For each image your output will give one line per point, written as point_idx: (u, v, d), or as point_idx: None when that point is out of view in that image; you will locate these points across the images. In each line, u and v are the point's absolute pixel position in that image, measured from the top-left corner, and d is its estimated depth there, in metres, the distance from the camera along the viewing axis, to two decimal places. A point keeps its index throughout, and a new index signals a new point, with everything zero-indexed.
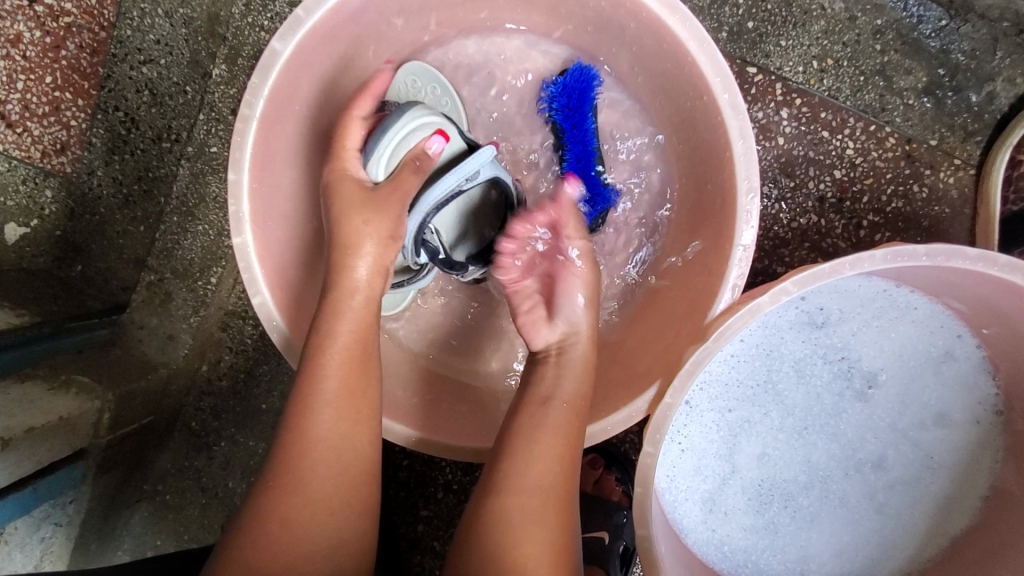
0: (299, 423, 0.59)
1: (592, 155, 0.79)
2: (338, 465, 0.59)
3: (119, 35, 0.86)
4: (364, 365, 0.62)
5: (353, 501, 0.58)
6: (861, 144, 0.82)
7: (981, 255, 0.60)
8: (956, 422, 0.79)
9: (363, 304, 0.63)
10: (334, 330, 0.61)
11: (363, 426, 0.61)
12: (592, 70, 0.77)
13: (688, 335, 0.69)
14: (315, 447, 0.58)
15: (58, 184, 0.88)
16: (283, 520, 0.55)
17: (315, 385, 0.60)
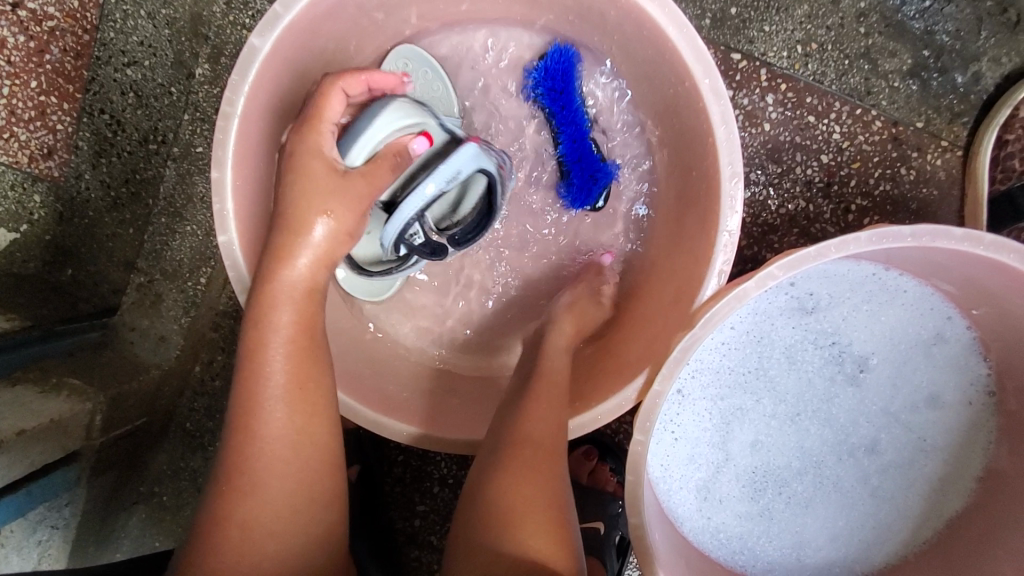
0: (250, 426, 0.57)
1: (585, 133, 0.80)
2: (294, 462, 0.57)
3: (103, 38, 0.86)
4: (312, 356, 0.59)
5: (318, 495, 0.59)
6: (847, 128, 0.82)
7: (967, 235, 0.60)
8: (948, 403, 0.79)
9: (308, 296, 0.60)
10: (272, 321, 0.58)
11: (316, 420, 0.59)
12: (570, 50, 0.77)
13: (677, 323, 0.69)
14: (270, 448, 0.57)
15: (46, 188, 0.86)
16: (245, 523, 0.55)
17: (262, 382, 0.57)
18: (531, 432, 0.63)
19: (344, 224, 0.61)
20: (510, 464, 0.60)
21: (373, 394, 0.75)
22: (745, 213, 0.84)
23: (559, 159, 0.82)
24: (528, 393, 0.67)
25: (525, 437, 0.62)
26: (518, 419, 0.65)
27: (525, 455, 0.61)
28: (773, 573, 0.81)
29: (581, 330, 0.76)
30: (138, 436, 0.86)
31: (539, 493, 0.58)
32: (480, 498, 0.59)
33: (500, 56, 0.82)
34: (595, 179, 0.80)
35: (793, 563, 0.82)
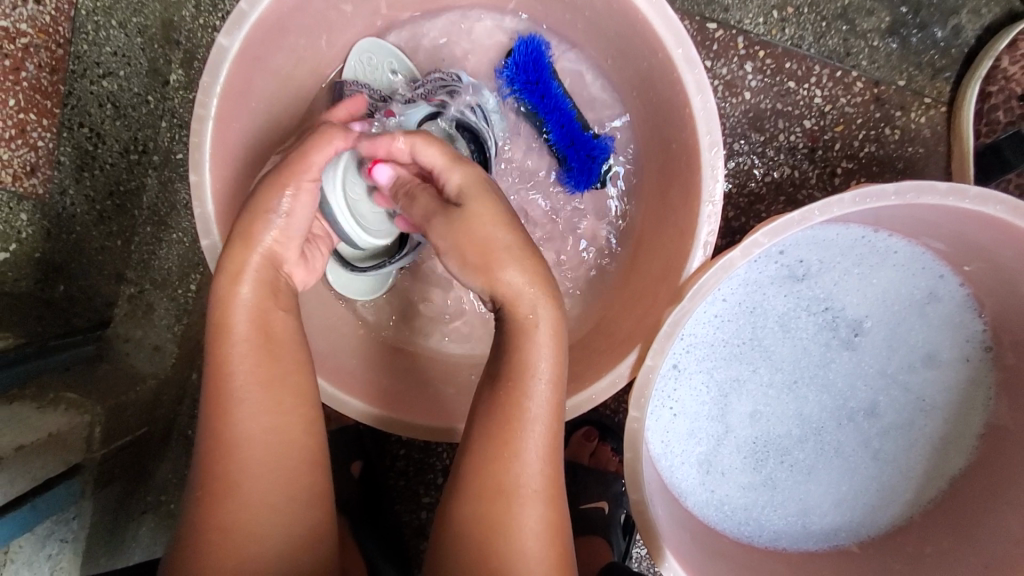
0: (221, 429, 0.58)
1: (572, 116, 0.76)
2: (269, 464, 0.58)
3: (76, 50, 0.82)
4: (273, 353, 0.60)
5: (297, 491, 0.59)
6: (829, 91, 0.81)
7: (952, 189, 0.60)
8: (945, 361, 0.78)
9: (254, 290, 0.59)
10: (226, 325, 0.58)
11: (286, 416, 0.60)
12: (536, 39, 0.76)
13: (666, 297, 0.69)
14: (243, 449, 0.58)
15: (32, 206, 0.80)
16: (226, 526, 0.56)
17: (227, 383, 0.58)
18: (512, 482, 0.57)
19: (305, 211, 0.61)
20: (495, 521, 0.57)
21: (360, 383, 0.77)
22: (731, 183, 0.83)
23: (552, 148, 0.79)
24: (505, 430, 0.57)
25: (506, 489, 0.57)
26: (499, 464, 0.57)
27: (512, 509, 0.57)
28: (780, 543, 0.81)
29: (487, 239, 0.56)
30: (140, 446, 0.86)
31: (529, 546, 0.56)
32: (472, 539, 0.57)
33: (473, 41, 0.81)
34: (593, 158, 0.77)
35: (799, 531, 0.81)
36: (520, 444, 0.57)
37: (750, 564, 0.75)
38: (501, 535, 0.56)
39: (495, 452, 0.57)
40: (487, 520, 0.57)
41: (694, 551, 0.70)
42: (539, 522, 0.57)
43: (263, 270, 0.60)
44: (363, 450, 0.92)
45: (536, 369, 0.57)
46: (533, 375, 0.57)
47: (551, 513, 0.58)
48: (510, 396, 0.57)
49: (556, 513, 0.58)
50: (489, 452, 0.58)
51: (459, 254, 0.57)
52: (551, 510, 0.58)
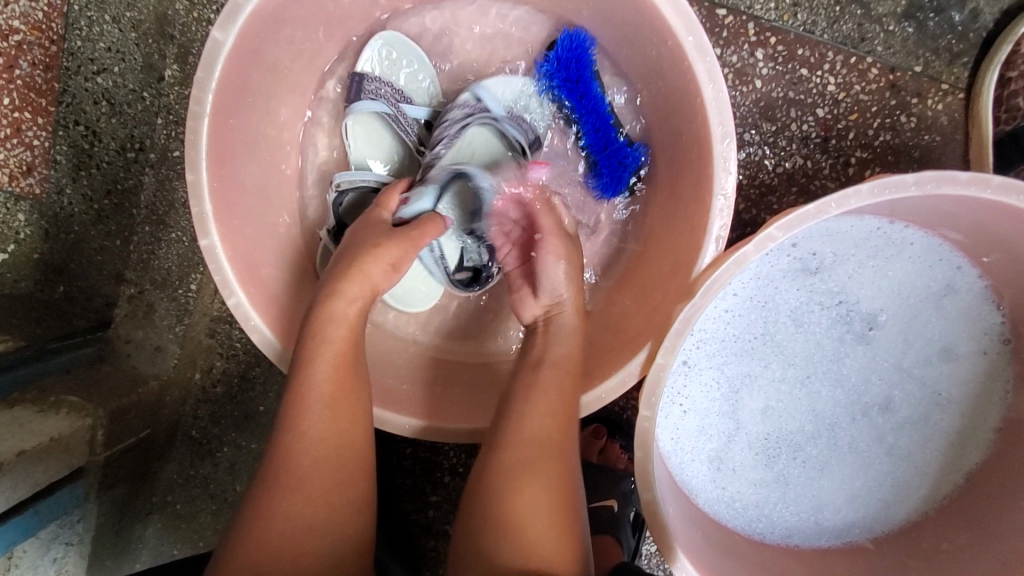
0: (296, 425, 0.58)
1: (607, 120, 0.76)
2: (331, 462, 0.58)
3: (70, 47, 0.83)
4: (353, 372, 0.61)
5: (352, 496, 0.58)
6: (842, 78, 0.79)
7: (973, 178, 0.58)
8: (962, 354, 0.77)
9: (356, 312, 0.62)
10: (327, 329, 0.61)
11: (355, 424, 0.60)
12: (582, 33, 0.73)
13: (676, 293, 0.67)
14: (311, 447, 0.57)
15: (30, 206, 0.83)
16: (286, 517, 0.55)
17: (300, 384, 0.59)
18: (537, 429, 0.60)
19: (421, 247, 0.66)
20: (523, 465, 0.59)
21: (380, 391, 0.75)
22: (742, 174, 0.81)
23: (585, 150, 0.79)
24: (537, 384, 0.63)
25: (534, 437, 0.60)
26: (530, 408, 0.61)
27: (537, 452, 0.59)
28: (793, 540, 0.79)
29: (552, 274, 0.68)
30: (145, 447, 0.86)
31: (550, 489, 0.58)
32: (485, 489, 0.59)
33: (476, 32, 0.80)
34: (624, 165, 0.76)
35: (812, 527, 0.80)
36: (542, 399, 0.62)
37: (762, 561, 0.74)
38: (524, 476, 0.58)
39: (526, 400, 0.62)
40: (512, 461, 0.59)
41: (707, 550, 0.69)
42: (559, 468, 0.60)
43: (362, 297, 0.62)
44: None
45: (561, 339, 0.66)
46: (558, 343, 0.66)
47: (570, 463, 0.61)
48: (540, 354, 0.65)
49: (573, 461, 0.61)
50: (520, 404, 0.62)
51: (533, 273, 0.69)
52: (557, 465, 0.60)
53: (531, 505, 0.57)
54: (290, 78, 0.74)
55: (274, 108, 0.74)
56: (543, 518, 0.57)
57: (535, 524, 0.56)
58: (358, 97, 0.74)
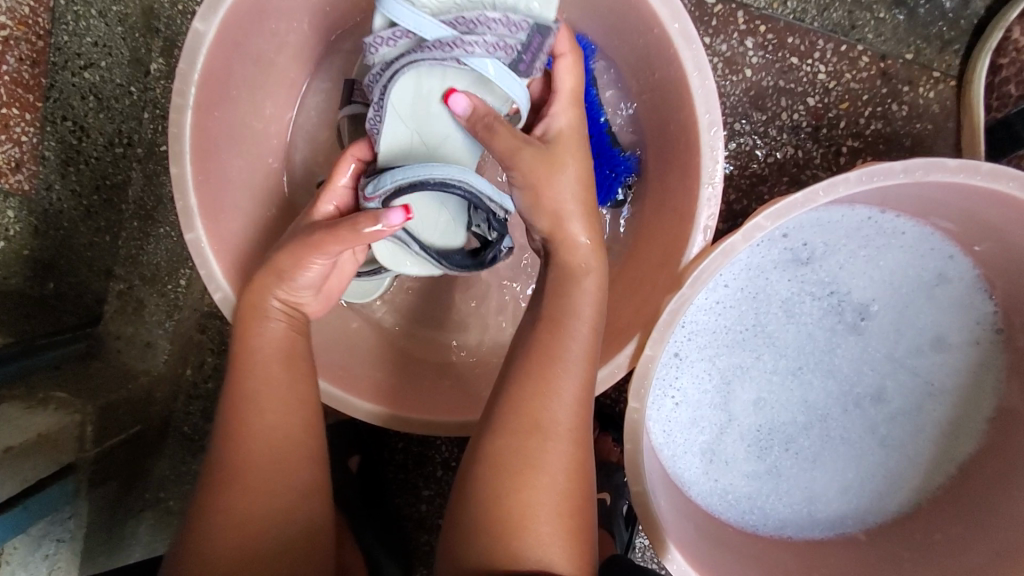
0: (237, 417, 0.58)
1: (602, 127, 0.74)
2: (271, 447, 0.57)
3: (57, 42, 0.81)
4: (292, 357, 0.61)
5: (296, 479, 0.58)
6: (833, 67, 0.78)
7: (962, 165, 0.57)
8: (954, 344, 0.76)
9: (285, 299, 0.62)
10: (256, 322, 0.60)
11: (296, 410, 0.60)
12: (583, 41, 0.73)
13: (665, 284, 0.67)
14: (255, 435, 0.57)
15: (19, 203, 0.81)
16: (226, 508, 0.55)
17: (243, 378, 0.59)
18: (545, 418, 0.56)
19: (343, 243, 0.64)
20: (530, 459, 0.55)
21: (361, 381, 0.75)
22: (732, 165, 0.80)
23: None
24: (545, 365, 0.57)
25: (542, 426, 0.56)
26: (538, 392, 0.57)
27: (542, 445, 0.56)
28: (786, 531, 0.79)
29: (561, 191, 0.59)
30: (136, 443, 0.86)
31: (556, 485, 0.55)
32: (494, 478, 0.55)
33: None
34: (615, 174, 0.75)
35: (805, 518, 0.80)
36: (558, 381, 0.57)
37: (753, 552, 0.74)
38: (529, 470, 0.55)
39: (534, 384, 0.57)
40: (517, 451, 0.55)
41: (698, 541, 0.69)
42: (568, 463, 0.56)
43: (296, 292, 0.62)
44: (360, 444, 0.91)
45: (579, 313, 0.59)
46: (575, 319, 0.59)
47: (578, 456, 0.57)
48: (554, 331, 0.58)
49: (582, 454, 0.57)
50: (527, 389, 0.57)
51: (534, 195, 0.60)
52: (579, 451, 0.57)
53: (535, 502, 0.54)
54: (276, 70, 0.74)
55: (258, 101, 0.74)
56: (549, 520, 0.54)
57: (549, 522, 0.54)
58: (349, 102, 0.73)
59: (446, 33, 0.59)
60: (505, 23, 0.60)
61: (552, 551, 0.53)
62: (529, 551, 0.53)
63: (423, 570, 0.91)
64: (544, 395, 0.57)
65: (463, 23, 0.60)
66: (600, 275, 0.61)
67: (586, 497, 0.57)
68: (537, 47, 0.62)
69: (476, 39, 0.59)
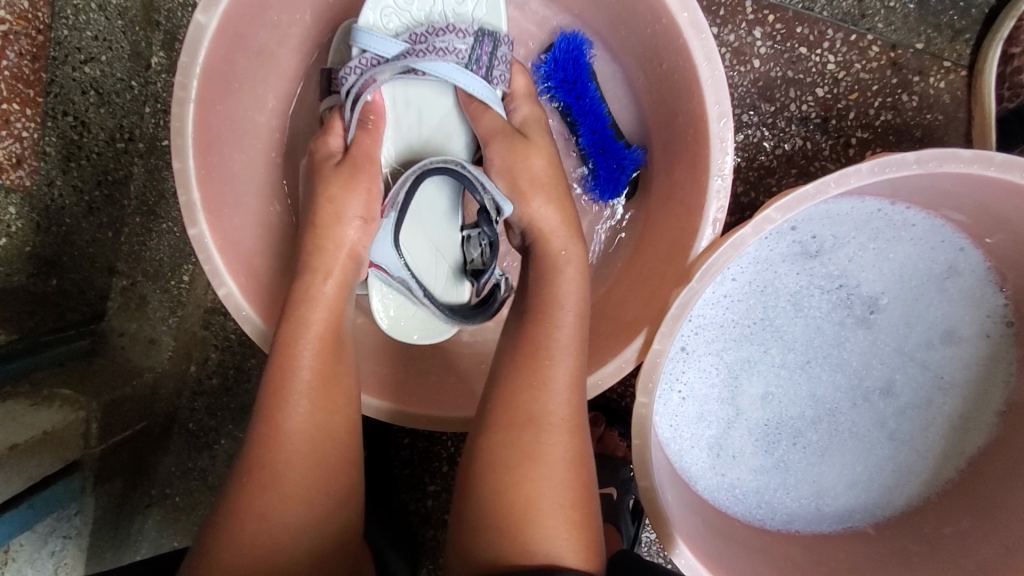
0: (274, 421, 0.56)
1: (606, 121, 0.74)
2: (314, 455, 0.57)
3: (57, 36, 0.76)
4: (335, 353, 0.60)
5: (335, 489, 0.57)
6: (843, 56, 0.77)
7: (976, 156, 0.56)
8: (964, 337, 0.75)
9: (336, 290, 0.61)
10: (307, 312, 0.60)
11: (340, 414, 0.59)
12: (579, 37, 0.72)
13: (673, 277, 0.67)
14: (294, 443, 0.56)
15: (20, 200, 0.74)
16: (260, 516, 0.54)
17: (286, 379, 0.57)
18: (538, 411, 0.56)
19: (371, 207, 0.64)
20: (528, 449, 0.55)
21: (369, 378, 0.75)
22: (740, 157, 0.79)
23: (582, 151, 0.76)
24: (534, 355, 0.58)
25: (534, 417, 0.56)
26: (529, 385, 0.57)
27: (539, 438, 0.56)
28: (793, 525, 0.79)
29: (535, 169, 0.64)
30: (140, 440, 0.85)
31: (559, 475, 0.55)
32: (493, 472, 0.55)
33: None
34: (622, 167, 0.74)
35: (812, 513, 0.79)
36: (547, 371, 0.58)
37: (761, 547, 0.73)
38: (530, 464, 0.55)
39: (524, 377, 0.57)
40: (514, 446, 0.55)
41: (707, 537, 0.69)
42: (568, 454, 0.56)
43: (342, 273, 0.62)
44: (366, 441, 0.91)
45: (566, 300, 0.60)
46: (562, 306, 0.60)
47: (577, 446, 0.57)
48: (541, 322, 0.59)
49: (582, 445, 0.57)
50: (519, 382, 0.58)
51: (510, 176, 0.65)
52: (577, 441, 0.57)
53: (538, 495, 0.54)
54: (279, 63, 0.73)
55: (260, 94, 0.73)
56: (553, 513, 0.54)
57: (554, 513, 0.54)
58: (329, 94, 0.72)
59: (400, 48, 0.65)
60: (454, 32, 0.66)
61: (559, 543, 0.53)
62: (533, 545, 0.52)
63: (429, 566, 0.91)
64: (534, 386, 0.57)
65: (416, 38, 0.66)
66: (582, 263, 0.63)
67: (586, 488, 0.57)
68: (487, 53, 0.66)
69: (426, 47, 0.65)
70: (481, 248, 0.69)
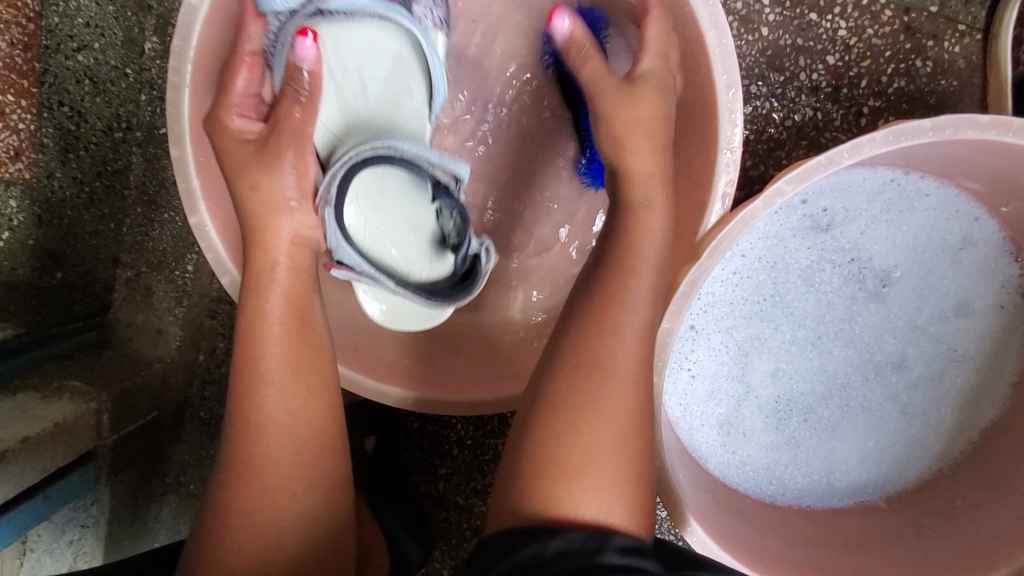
0: (253, 412, 0.56)
1: None
2: (290, 444, 0.56)
3: (48, 24, 0.78)
4: (304, 340, 0.59)
5: (318, 478, 0.57)
6: (854, 22, 0.75)
7: (993, 122, 0.55)
8: (978, 309, 0.74)
9: (287, 273, 0.60)
10: (266, 299, 0.58)
11: (315, 401, 0.58)
12: (597, 12, 0.70)
13: (681, 255, 0.65)
14: (280, 434, 0.56)
15: (20, 192, 0.79)
16: (244, 510, 0.54)
17: (256, 369, 0.57)
18: (610, 367, 0.54)
19: (305, 184, 0.61)
20: (588, 410, 0.53)
21: (379, 364, 0.74)
22: (749, 129, 0.78)
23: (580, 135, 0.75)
24: (612, 311, 0.56)
25: (603, 375, 0.54)
26: (607, 346, 0.55)
27: (605, 395, 0.54)
28: (804, 501, 0.79)
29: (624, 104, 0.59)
30: (152, 430, 0.86)
31: (616, 440, 0.53)
32: (550, 429, 0.54)
33: None
34: None
35: (824, 488, 0.79)
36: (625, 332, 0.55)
37: (773, 523, 0.73)
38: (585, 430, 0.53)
39: (597, 332, 0.55)
40: (574, 409, 0.53)
41: (719, 515, 0.69)
42: (630, 419, 0.54)
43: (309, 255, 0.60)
44: (376, 425, 0.92)
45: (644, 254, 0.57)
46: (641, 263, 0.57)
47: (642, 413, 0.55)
48: (620, 277, 0.56)
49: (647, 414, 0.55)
50: (590, 340, 0.55)
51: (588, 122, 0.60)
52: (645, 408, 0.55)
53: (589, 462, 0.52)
54: None
55: None
56: (601, 475, 0.52)
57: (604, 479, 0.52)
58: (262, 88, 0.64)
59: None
60: None
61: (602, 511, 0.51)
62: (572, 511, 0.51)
63: (443, 548, 0.92)
64: (607, 345, 0.55)
65: None
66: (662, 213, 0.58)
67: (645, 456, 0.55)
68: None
69: None
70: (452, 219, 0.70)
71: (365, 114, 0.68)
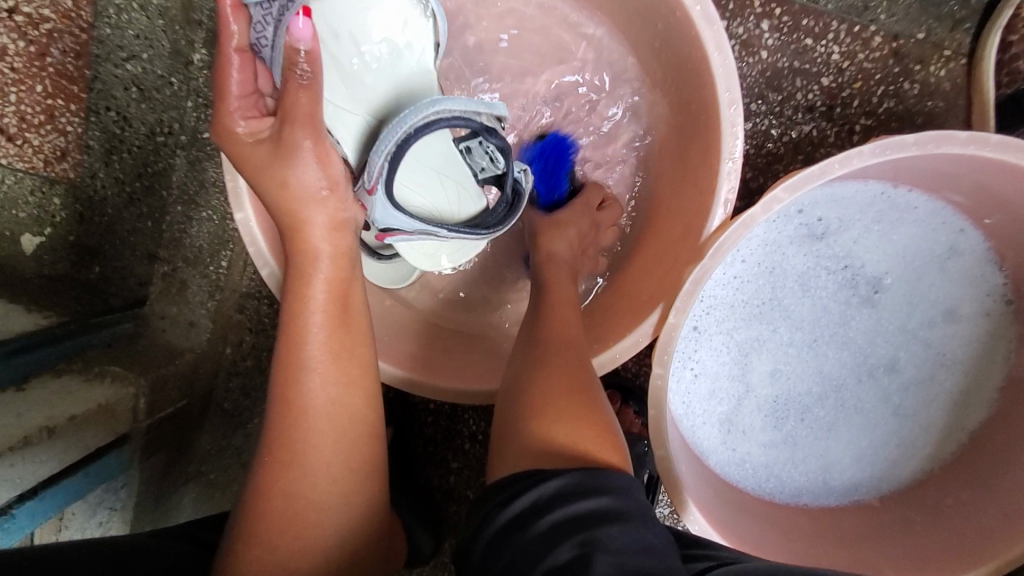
0: (292, 396, 0.60)
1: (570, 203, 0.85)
2: (331, 431, 0.61)
3: (99, 34, 0.83)
4: (344, 326, 0.63)
5: (354, 463, 0.62)
6: (847, 47, 0.81)
7: (972, 138, 0.60)
8: (966, 316, 0.79)
9: (330, 262, 0.63)
10: (307, 289, 0.62)
11: (355, 389, 0.63)
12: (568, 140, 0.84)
13: (686, 258, 0.70)
14: (314, 416, 0.60)
15: (65, 190, 0.84)
16: (285, 492, 0.58)
17: (298, 355, 0.61)
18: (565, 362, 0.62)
19: (331, 171, 0.60)
20: (549, 393, 0.60)
21: (401, 355, 0.79)
22: (749, 144, 0.83)
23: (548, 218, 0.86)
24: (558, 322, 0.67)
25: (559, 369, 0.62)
26: (569, 362, 0.63)
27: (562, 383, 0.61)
28: (802, 498, 0.82)
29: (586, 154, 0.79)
30: (180, 419, 0.90)
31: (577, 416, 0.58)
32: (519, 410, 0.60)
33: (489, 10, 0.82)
34: None
35: (820, 486, 0.83)
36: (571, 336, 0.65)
37: (770, 516, 0.77)
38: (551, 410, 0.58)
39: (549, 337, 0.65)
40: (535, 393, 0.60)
41: (720, 507, 0.73)
42: (587, 403, 0.59)
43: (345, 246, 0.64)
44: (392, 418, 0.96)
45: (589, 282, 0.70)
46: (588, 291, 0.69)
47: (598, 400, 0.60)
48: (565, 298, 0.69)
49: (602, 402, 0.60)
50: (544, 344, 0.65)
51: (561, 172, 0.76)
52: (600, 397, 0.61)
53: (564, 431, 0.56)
54: None
55: None
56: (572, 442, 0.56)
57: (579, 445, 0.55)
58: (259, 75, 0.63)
59: None
60: None
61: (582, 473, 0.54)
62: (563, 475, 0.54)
63: (453, 540, 0.95)
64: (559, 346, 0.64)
65: None
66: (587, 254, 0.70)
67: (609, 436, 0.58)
68: None
69: None
70: (488, 155, 0.69)
71: (369, 79, 0.67)
